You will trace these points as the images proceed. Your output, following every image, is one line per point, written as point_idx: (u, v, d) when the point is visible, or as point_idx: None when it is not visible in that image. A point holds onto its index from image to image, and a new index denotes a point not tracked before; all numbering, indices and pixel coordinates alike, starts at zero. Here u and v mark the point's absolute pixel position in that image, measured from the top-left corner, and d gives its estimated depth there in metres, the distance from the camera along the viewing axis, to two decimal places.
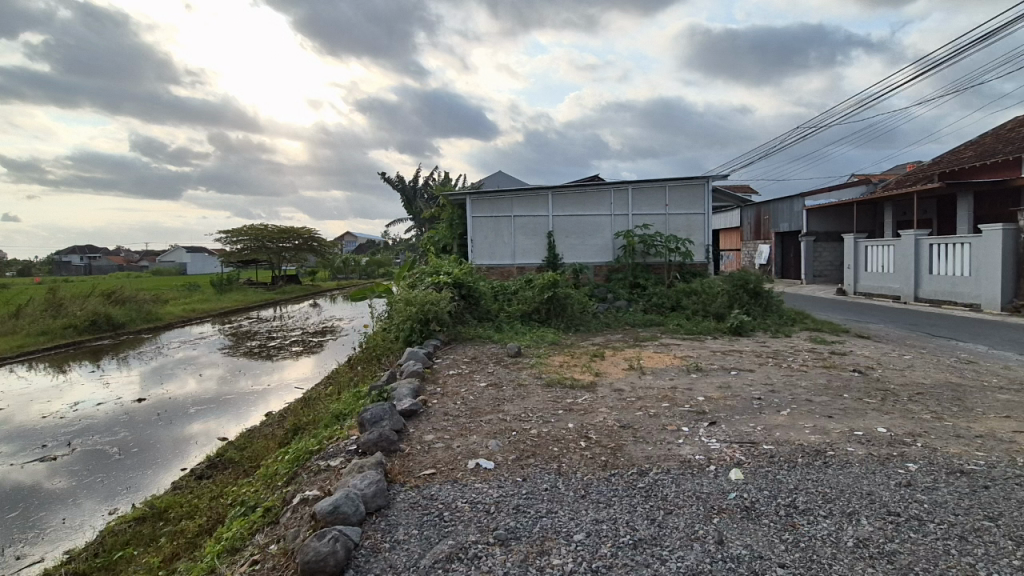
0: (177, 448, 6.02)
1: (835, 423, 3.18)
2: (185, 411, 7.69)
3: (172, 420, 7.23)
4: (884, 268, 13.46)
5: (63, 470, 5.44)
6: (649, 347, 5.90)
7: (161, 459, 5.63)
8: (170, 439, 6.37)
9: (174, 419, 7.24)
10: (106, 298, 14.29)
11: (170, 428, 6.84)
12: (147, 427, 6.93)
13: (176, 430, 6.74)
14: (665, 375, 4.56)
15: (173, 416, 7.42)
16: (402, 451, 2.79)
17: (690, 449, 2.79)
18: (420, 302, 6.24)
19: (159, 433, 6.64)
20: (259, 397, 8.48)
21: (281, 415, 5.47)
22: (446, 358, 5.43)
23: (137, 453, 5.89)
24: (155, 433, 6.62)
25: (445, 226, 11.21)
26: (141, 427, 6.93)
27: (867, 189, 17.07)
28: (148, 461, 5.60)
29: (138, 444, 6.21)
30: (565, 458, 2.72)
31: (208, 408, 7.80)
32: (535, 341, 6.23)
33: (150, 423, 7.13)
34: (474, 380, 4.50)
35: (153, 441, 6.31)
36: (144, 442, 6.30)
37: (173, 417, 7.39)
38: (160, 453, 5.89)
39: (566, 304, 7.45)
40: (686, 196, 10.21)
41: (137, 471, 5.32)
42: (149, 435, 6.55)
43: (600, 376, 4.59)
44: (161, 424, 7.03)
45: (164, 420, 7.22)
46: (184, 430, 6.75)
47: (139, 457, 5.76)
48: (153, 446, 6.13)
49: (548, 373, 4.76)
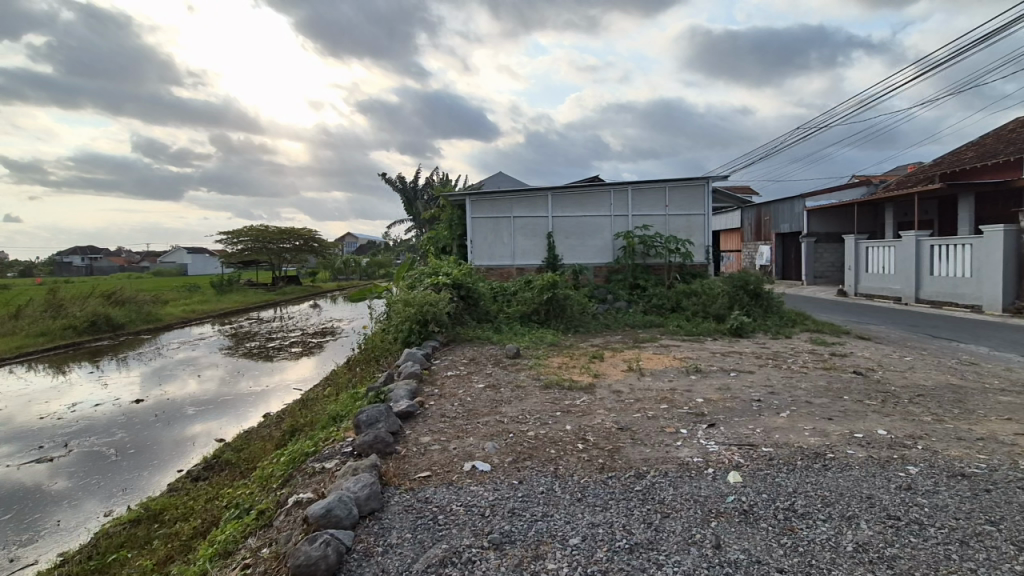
0: (177, 449, 6.03)
1: (835, 425, 3.16)
2: (184, 412, 7.69)
3: (172, 420, 7.24)
4: (886, 269, 13.42)
5: (61, 470, 5.44)
6: (649, 349, 5.88)
7: (161, 460, 5.63)
8: (170, 440, 6.37)
9: (173, 420, 7.25)
10: (106, 299, 14.29)
11: (170, 429, 6.85)
12: (147, 427, 6.94)
13: (175, 431, 6.75)
14: (664, 376, 4.54)
15: (173, 417, 7.42)
16: (397, 453, 2.77)
17: (688, 452, 2.77)
18: (419, 303, 6.23)
19: (159, 433, 6.65)
20: (259, 397, 8.49)
21: (280, 416, 5.46)
22: (445, 359, 5.41)
23: (137, 454, 5.90)
24: (154, 434, 6.63)
25: (445, 227, 11.19)
26: (140, 427, 6.93)
27: (867, 190, 17.05)
28: (147, 462, 5.61)
29: (138, 445, 6.23)
30: (562, 461, 2.69)
31: (207, 409, 7.80)
32: (535, 342, 6.21)
33: (149, 423, 7.13)
34: (472, 382, 4.48)
35: (153, 442, 6.31)
36: (144, 442, 6.30)
37: (172, 417, 7.40)
38: (160, 454, 5.89)
39: (566, 305, 7.43)
40: (686, 196, 10.19)
41: (136, 471, 5.31)
42: (148, 435, 6.56)
43: (599, 377, 4.57)
44: (160, 424, 7.03)
45: (163, 421, 7.23)
46: (183, 431, 6.75)
47: (138, 458, 5.77)
48: (152, 447, 6.13)
49: (547, 374, 4.73)
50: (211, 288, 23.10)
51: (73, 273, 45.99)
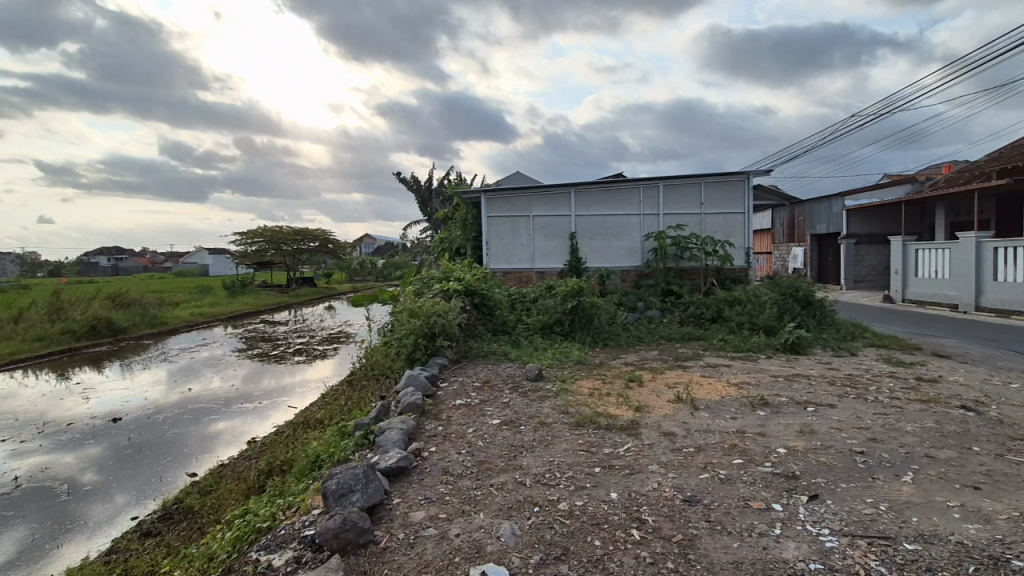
0: (202, 445, 5.86)
1: (994, 503, 2.23)
2: (202, 409, 7.36)
3: (197, 417, 6.98)
4: (940, 274, 12.24)
5: (83, 467, 5.27)
6: (693, 370, 4.98)
7: (188, 456, 5.52)
8: (192, 438, 6.11)
9: (196, 417, 6.98)
10: (110, 301, 13.84)
11: (192, 426, 6.60)
12: (166, 424, 6.69)
13: (197, 428, 6.50)
14: (724, 412, 3.63)
15: (184, 416, 7.02)
16: (374, 545, 1.96)
17: (796, 551, 1.91)
18: (427, 314, 5.43)
19: (180, 430, 6.41)
20: (277, 396, 8.07)
21: (264, 445, 4.72)
22: (453, 382, 4.59)
23: (163, 449, 5.74)
24: (178, 430, 6.42)
25: (459, 226, 10.41)
26: (157, 424, 6.68)
27: (914, 188, 15.77)
28: (172, 458, 5.49)
29: (163, 439, 6.09)
30: (614, 565, 1.83)
31: (208, 413, 7.17)
32: (558, 360, 5.36)
33: (160, 424, 6.71)
34: (484, 416, 3.64)
35: (177, 437, 6.14)
36: (170, 436, 6.19)
37: (182, 417, 7.00)
38: (186, 450, 5.74)
39: (593, 315, 6.55)
40: (725, 194, 9.21)
41: (162, 468, 5.22)
42: (167, 433, 6.29)
43: (641, 411, 3.68)
44: (180, 421, 6.79)
45: (180, 420, 6.86)
46: (208, 427, 6.52)
47: (165, 453, 5.65)
48: (174, 444, 5.91)
49: (576, 405, 3.87)
50: (223, 288, 22.70)
51: (98, 274, 46.57)
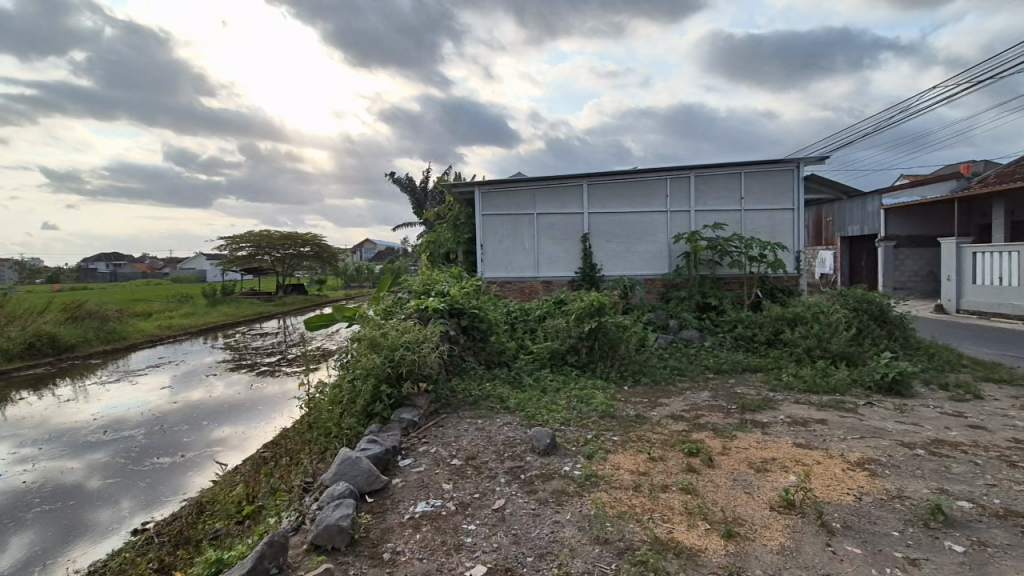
0: (209, 447, 4.89)
1: None
2: (163, 418, 6.06)
3: (179, 422, 5.81)
4: (1003, 281, 10.63)
5: (68, 471, 4.42)
6: (778, 434, 3.37)
7: (195, 456, 4.67)
8: (193, 440, 5.12)
9: (181, 422, 5.85)
10: (62, 313, 12.30)
11: (195, 428, 5.54)
12: (135, 431, 5.55)
13: (204, 430, 5.47)
14: (893, 548, 2.02)
15: (138, 426, 5.75)
16: None
17: None
18: (391, 345, 3.88)
19: (183, 432, 5.42)
20: (280, 398, 6.90)
21: (179, 528, 3.27)
22: (421, 459, 2.99)
23: (164, 451, 4.81)
24: (178, 433, 5.40)
25: (449, 227, 8.85)
26: (132, 431, 5.58)
27: (958, 185, 14.18)
28: (185, 459, 4.60)
29: (173, 441, 5.10)
30: None
31: (218, 414, 6.11)
32: (577, 411, 3.80)
33: (174, 423, 5.78)
34: (458, 553, 2.03)
35: (188, 438, 5.19)
36: (179, 439, 5.18)
37: (129, 428, 5.69)
38: (196, 453, 4.77)
39: (618, 340, 4.96)
40: (767, 188, 7.64)
41: (169, 469, 4.39)
42: (179, 434, 5.35)
43: (737, 543, 2.06)
44: (145, 430, 5.61)
45: (158, 425, 5.75)
46: (213, 432, 5.40)
47: (178, 454, 4.77)
48: (177, 444, 5.00)
49: (618, 521, 2.25)
50: (204, 297, 21.09)
51: (93, 281, 45.15)
